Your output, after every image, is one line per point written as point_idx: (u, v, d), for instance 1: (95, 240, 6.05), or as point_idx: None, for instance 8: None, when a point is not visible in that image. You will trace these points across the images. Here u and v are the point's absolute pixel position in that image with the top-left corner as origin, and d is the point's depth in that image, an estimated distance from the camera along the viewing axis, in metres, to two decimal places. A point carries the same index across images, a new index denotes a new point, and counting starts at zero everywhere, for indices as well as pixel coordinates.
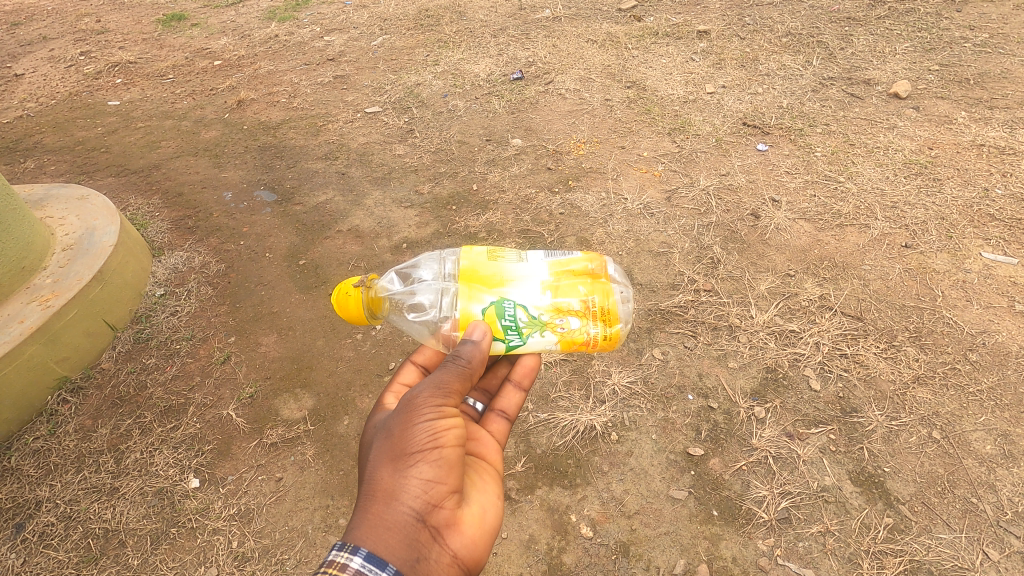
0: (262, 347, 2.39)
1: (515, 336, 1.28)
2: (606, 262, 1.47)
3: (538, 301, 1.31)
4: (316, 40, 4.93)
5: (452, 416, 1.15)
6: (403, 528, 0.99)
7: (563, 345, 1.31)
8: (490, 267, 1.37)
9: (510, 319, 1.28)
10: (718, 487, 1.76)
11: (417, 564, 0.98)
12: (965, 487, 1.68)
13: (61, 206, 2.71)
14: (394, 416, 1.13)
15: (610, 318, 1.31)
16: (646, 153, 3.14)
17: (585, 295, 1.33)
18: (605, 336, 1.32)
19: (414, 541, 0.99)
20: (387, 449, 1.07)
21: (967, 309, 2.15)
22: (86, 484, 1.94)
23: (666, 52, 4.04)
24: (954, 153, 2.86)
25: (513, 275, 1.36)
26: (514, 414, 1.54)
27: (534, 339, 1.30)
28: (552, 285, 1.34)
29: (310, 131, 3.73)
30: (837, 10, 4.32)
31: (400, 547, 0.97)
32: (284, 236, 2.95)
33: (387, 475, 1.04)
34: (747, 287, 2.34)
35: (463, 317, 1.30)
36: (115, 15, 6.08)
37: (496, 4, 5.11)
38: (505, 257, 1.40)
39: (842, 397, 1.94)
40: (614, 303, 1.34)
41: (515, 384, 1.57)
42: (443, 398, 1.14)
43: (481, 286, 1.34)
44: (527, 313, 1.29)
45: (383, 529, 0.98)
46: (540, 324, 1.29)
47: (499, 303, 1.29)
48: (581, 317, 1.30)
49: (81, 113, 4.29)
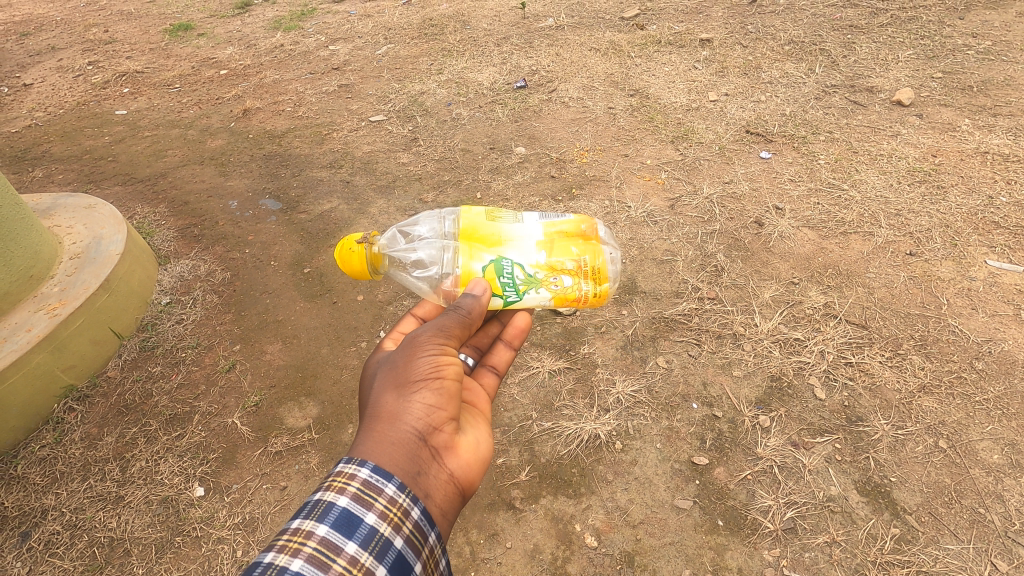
0: (267, 355, 2.40)
1: (512, 292, 1.43)
2: (595, 225, 1.61)
3: (533, 261, 1.46)
4: (321, 49, 4.98)
5: (453, 355, 1.21)
6: (407, 445, 1.03)
7: (557, 301, 1.46)
8: (489, 227, 1.50)
9: (508, 277, 1.41)
10: (723, 497, 1.76)
11: (419, 478, 1.01)
12: (973, 497, 1.67)
13: (68, 215, 2.73)
14: (398, 353, 1.19)
15: (599, 277, 1.46)
16: (649, 161, 3.15)
17: (576, 257, 1.48)
18: (595, 293, 1.46)
19: (416, 457, 1.03)
20: (391, 378, 1.12)
21: (973, 318, 2.14)
22: (92, 492, 1.95)
23: (669, 60, 4.06)
24: (958, 160, 2.86)
25: (511, 236, 1.49)
26: (503, 370, 1.58)
27: (530, 296, 1.44)
28: (547, 247, 1.49)
29: (315, 140, 3.76)
30: (839, 18, 4.33)
31: (403, 461, 1.00)
32: (289, 244, 2.97)
33: (392, 400, 1.08)
34: (751, 295, 2.34)
35: (463, 274, 1.45)
36: (123, 25, 6.15)
37: (500, 13, 5.15)
38: (502, 218, 1.53)
39: (848, 405, 1.93)
40: (603, 264, 1.48)
41: (506, 342, 1.61)
42: (444, 337, 1.21)
43: (480, 245, 1.49)
44: (524, 271, 1.43)
45: (387, 443, 1.01)
46: (535, 282, 1.43)
47: (498, 262, 1.43)
48: (574, 276, 1.45)
49: (89, 122, 4.33)
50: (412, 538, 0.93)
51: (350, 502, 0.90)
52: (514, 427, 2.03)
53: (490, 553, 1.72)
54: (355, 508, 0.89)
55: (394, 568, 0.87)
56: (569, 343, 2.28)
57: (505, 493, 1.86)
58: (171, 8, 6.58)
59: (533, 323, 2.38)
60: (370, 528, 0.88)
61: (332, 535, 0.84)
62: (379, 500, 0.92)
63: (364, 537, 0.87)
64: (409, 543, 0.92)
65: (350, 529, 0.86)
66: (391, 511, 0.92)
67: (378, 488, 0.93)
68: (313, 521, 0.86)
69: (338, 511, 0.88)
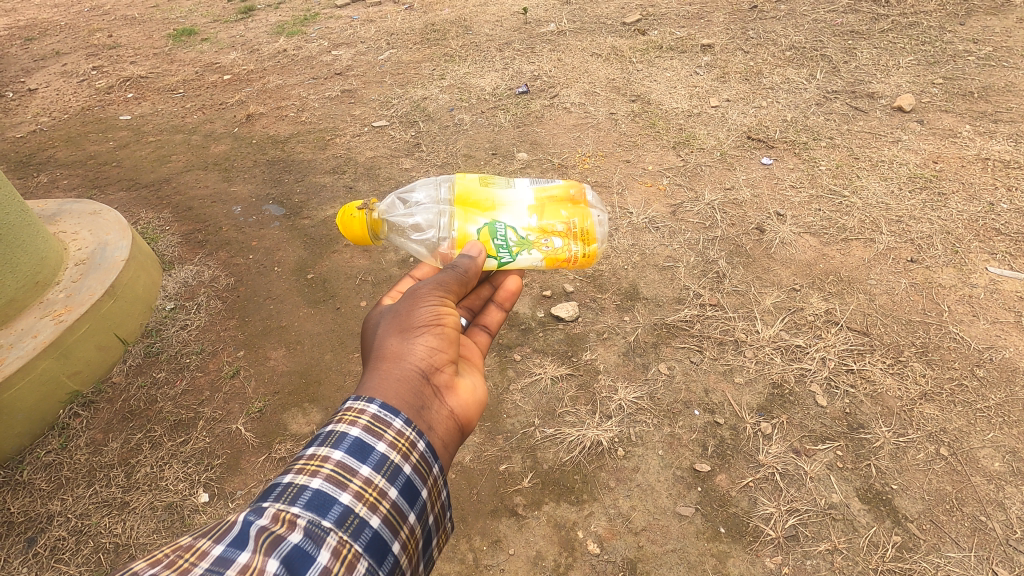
0: (271, 361, 2.41)
1: (506, 254, 1.52)
2: (584, 188, 1.69)
3: (525, 224, 1.56)
4: (324, 54, 5.00)
5: (451, 306, 1.30)
6: (411, 380, 1.10)
7: (548, 262, 1.57)
8: (483, 192, 1.57)
9: (501, 239, 1.51)
10: (725, 504, 1.77)
11: (423, 410, 1.07)
12: (974, 505, 1.68)
13: (74, 221, 2.75)
14: (399, 304, 1.28)
15: (588, 238, 1.57)
16: (651, 167, 3.16)
17: (566, 219, 1.59)
18: (584, 254, 1.58)
19: (420, 392, 1.09)
20: (394, 325, 1.21)
21: (974, 325, 2.15)
22: (97, 498, 1.96)
23: (671, 66, 4.07)
24: (959, 167, 2.87)
25: (503, 201, 1.59)
26: (495, 329, 1.66)
27: (523, 257, 1.55)
28: (538, 210, 1.60)
29: (318, 145, 3.78)
30: (840, 24, 4.35)
31: (408, 394, 1.07)
32: (293, 249, 2.98)
33: (395, 342, 1.16)
34: (752, 301, 2.35)
35: (461, 238, 1.54)
36: (126, 30, 6.18)
37: (502, 18, 5.17)
38: (494, 183, 1.60)
39: (849, 412, 1.94)
40: (591, 225, 1.60)
41: (497, 304, 1.69)
42: (443, 290, 1.30)
43: (475, 210, 1.56)
44: (517, 234, 1.53)
45: (393, 377, 1.08)
46: (528, 244, 1.54)
47: (492, 225, 1.52)
48: (564, 238, 1.57)
49: (93, 127, 4.36)
50: (419, 467, 0.99)
51: (362, 432, 0.95)
52: (517, 433, 2.04)
53: (492, 560, 1.73)
54: (366, 437, 0.95)
55: (403, 492, 0.94)
56: (571, 349, 2.29)
57: (507, 500, 1.87)
58: (175, 13, 6.62)
59: (536, 329, 2.39)
60: (381, 455, 0.94)
61: (347, 460, 0.91)
62: (388, 431, 0.98)
63: (375, 463, 0.93)
64: (417, 471, 0.98)
65: (363, 455, 0.92)
66: (399, 441, 0.98)
67: (387, 421, 0.99)
68: (328, 448, 0.92)
69: (351, 440, 0.94)
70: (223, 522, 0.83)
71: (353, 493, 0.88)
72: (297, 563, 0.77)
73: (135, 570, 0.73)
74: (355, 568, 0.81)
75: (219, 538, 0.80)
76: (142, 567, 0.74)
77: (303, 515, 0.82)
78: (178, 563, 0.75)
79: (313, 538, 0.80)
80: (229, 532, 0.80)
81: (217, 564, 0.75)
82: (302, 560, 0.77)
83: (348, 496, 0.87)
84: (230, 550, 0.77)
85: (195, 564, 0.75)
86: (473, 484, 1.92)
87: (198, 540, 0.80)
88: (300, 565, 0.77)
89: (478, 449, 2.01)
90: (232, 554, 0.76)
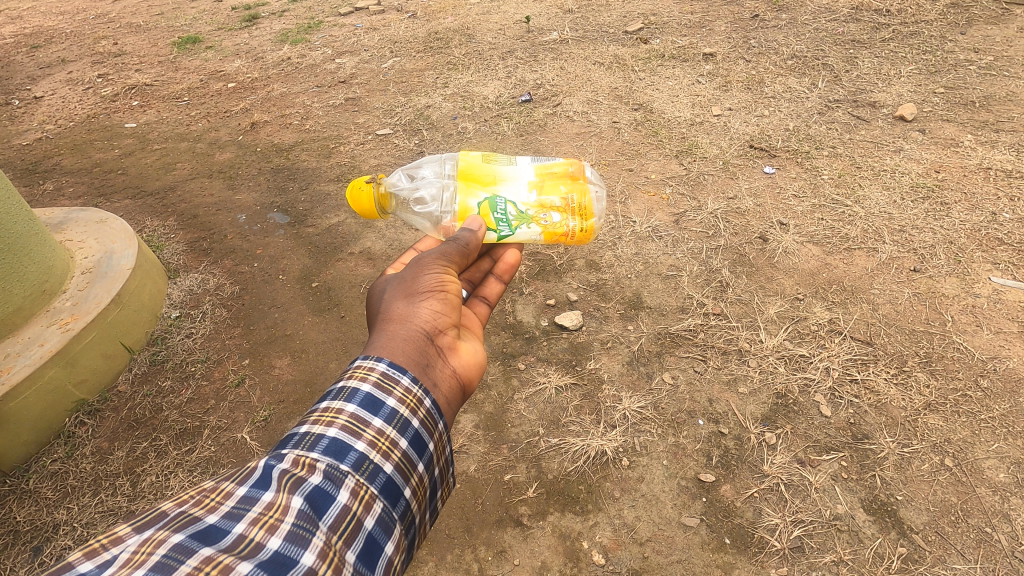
0: (276, 369, 2.42)
1: (505, 227, 1.58)
2: (584, 165, 1.72)
3: (525, 199, 1.61)
4: (328, 62, 5.03)
5: (453, 275, 1.38)
6: (417, 341, 1.18)
7: (547, 236, 1.62)
8: (485, 168, 1.63)
9: (501, 213, 1.57)
10: (730, 515, 1.77)
11: (427, 368, 1.15)
12: (979, 516, 1.68)
13: (80, 229, 2.77)
14: (404, 273, 1.36)
15: (586, 214, 1.61)
16: (654, 176, 3.18)
17: (564, 194, 1.63)
18: (582, 229, 1.62)
19: (424, 351, 1.17)
20: (399, 291, 1.29)
21: (978, 335, 2.15)
22: (103, 507, 1.97)
23: (673, 74, 4.10)
24: (961, 176, 2.88)
25: (505, 176, 1.63)
26: (494, 301, 1.71)
27: (522, 231, 1.60)
28: (538, 186, 1.63)
29: (322, 153, 3.80)
30: (842, 33, 4.37)
31: (415, 353, 1.15)
32: (297, 258, 3.00)
33: (401, 306, 1.24)
34: (756, 310, 2.36)
35: (461, 210, 1.60)
36: (132, 38, 6.23)
37: (504, 26, 5.20)
38: (497, 159, 1.65)
39: (853, 423, 1.94)
40: (590, 202, 1.63)
41: (496, 277, 1.73)
42: (445, 261, 1.39)
43: (477, 185, 1.61)
44: (517, 208, 1.58)
45: (400, 337, 1.16)
46: (527, 218, 1.59)
47: (492, 199, 1.58)
48: (562, 213, 1.61)
49: (99, 135, 4.38)
50: (426, 421, 1.07)
51: (372, 388, 1.03)
52: (521, 443, 2.05)
53: (497, 570, 1.74)
54: (377, 393, 1.03)
55: (412, 443, 1.02)
56: (575, 358, 2.29)
57: (512, 509, 1.87)
58: (180, 20, 6.66)
59: (540, 337, 2.40)
60: (391, 409, 1.02)
61: (360, 413, 0.98)
62: (397, 388, 1.05)
63: (386, 416, 1.01)
64: (424, 425, 1.06)
65: (374, 409, 1.00)
66: (407, 397, 1.06)
67: (395, 378, 1.07)
68: (342, 402, 1.00)
69: (363, 395, 1.01)
70: (245, 467, 0.91)
71: (367, 441, 0.96)
72: (320, 500, 0.85)
73: (165, 509, 0.82)
74: (372, 508, 0.90)
75: (241, 481, 0.87)
76: (171, 506, 0.82)
77: (323, 459, 0.90)
78: (206, 502, 0.84)
79: (333, 479, 0.89)
80: (251, 476, 0.88)
81: (243, 502, 0.83)
82: (323, 498, 0.86)
83: (362, 444, 0.95)
84: (254, 491, 0.85)
85: (221, 502, 0.84)
86: (479, 494, 1.92)
87: (221, 483, 0.88)
88: (322, 502, 0.85)
89: (483, 458, 2.02)
90: (256, 494, 0.85)
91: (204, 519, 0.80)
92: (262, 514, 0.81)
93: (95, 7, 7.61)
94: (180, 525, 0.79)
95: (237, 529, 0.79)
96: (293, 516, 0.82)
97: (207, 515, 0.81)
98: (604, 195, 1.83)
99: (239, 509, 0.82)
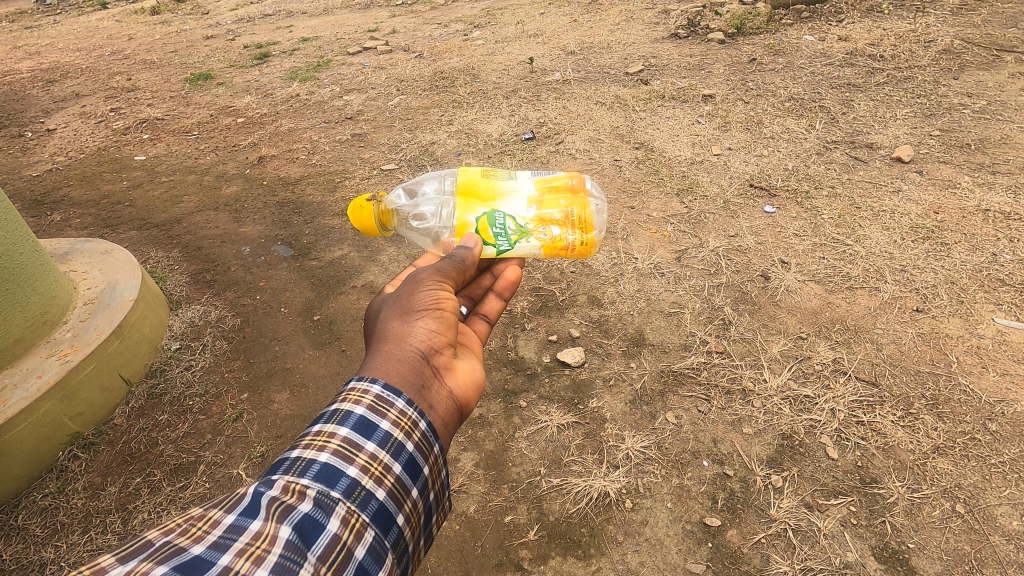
0: (274, 404, 2.39)
1: (504, 241, 1.59)
2: (586, 179, 1.69)
3: (524, 213, 1.62)
4: (336, 100, 5.15)
5: (449, 293, 1.38)
6: (412, 361, 1.17)
7: (547, 250, 1.64)
8: (485, 183, 1.62)
9: (500, 227, 1.58)
10: (737, 561, 1.72)
11: (423, 389, 1.14)
12: (993, 566, 1.63)
13: (85, 260, 2.78)
14: (400, 290, 1.36)
15: (586, 227, 1.62)
16: (655, 214, 3.20)
17: (564, 208, 1.64)
18: (582, 242, 1.63)
19: (420, 371, 1.17)
20: (395, 309, 1.28)
21: (984, 377, 2.13)
22: (92, 545, 1.92)
23: (673, 114, 4.18)
24: (960, 218, 2.91)
25: (505, 191, 1.63)
26: (494, 319, 1.72)
27: (521, 245, 1.62)
28: (538, 200, 1.64)
29: (328, 188, 3.86)
30: (837, 77, 4.48)
31: (409, 373, 1.14)
32: (299, 291, 3.00)
33: (396, 325, 1.24)
34: (759, 349, 2.35)
35: (459, 226, 1.60)
36: (145, 73, 6.39)
37: (508, 67, 5.34)
38: (497, 174, 1.65)
39: (861, 466, 1.91)
40: (590, 214, 1.63)
41: (496, 293, 1.74)
42: (441, 277, 1.39)
43: (476, 200, 1.61)
44: (516, 223, 1.59)
45: (395, 358, 1.15)
46: (526, 232, 1.61)
47: (490, 214, 1.58)
48: (562, 226, 1.62)
49: (108, 167, 4.45)
50: (421, 444, 1.05)
51: (367, 410, 1.02)
52: (522, 483, 2.01)
53: None
54: (371, 415, 1.01)
55: (406, 467, 1.01)
56: (577, 397, 2.26)
57: (513, 553, 1.82)
58: (193, 58, 6.84)
59: (541, 374, 2.38)
60: (384, 432, 1.01)
61: (353, 436, 0.97)
62: (391, 411, 1.04)
63: (379, 439, 0.99)
64: (419, 449, 1.05)
65: (367, 432, 0.99)
66: (402, 420, 1.04)
67: (390, 400, 1.05)
68: (335, 425, 0.98)
69: (356, 417, 1.00)
70: (233, 493, 0.88)
71: (360, 466, 0.94)
72: (309, 529, 0.83)
73: (150, 538, 0.79)
74: (363, 536, 0.88)
75: (230, 508, 0.85)
76: (157, 535, 0.80)
77: (313, 486, 0.88)
78: (192, 531, 0.81)
79: (323, 508, 0.86)
80: (239, 502, 0.85)
81: (229, 531, 0.80)
82: (312, 528, 0.83)
83: (354, 469, 0.93)
84: (242, 519, 0.82)
85: (208, 531, 0.81)
86: (478, 536, 1.88)
87: (208, 510, 0.85)
88: (311, 532, 0.83)
89: (483, 499, 1.98)
90: (244, 522, 0.82)
91: (190, 549, 0.77)
92: (249, 545, 0.78)
93: (110, 44, 7.81)
94: (164, 556, 0.76)
95: (222, 560, 0.76)
96: (280, 547, 0.79)
97: (193, 545, 0.78)
98: (604, 207, 1.83)
99: (226, 539, 0.79)
